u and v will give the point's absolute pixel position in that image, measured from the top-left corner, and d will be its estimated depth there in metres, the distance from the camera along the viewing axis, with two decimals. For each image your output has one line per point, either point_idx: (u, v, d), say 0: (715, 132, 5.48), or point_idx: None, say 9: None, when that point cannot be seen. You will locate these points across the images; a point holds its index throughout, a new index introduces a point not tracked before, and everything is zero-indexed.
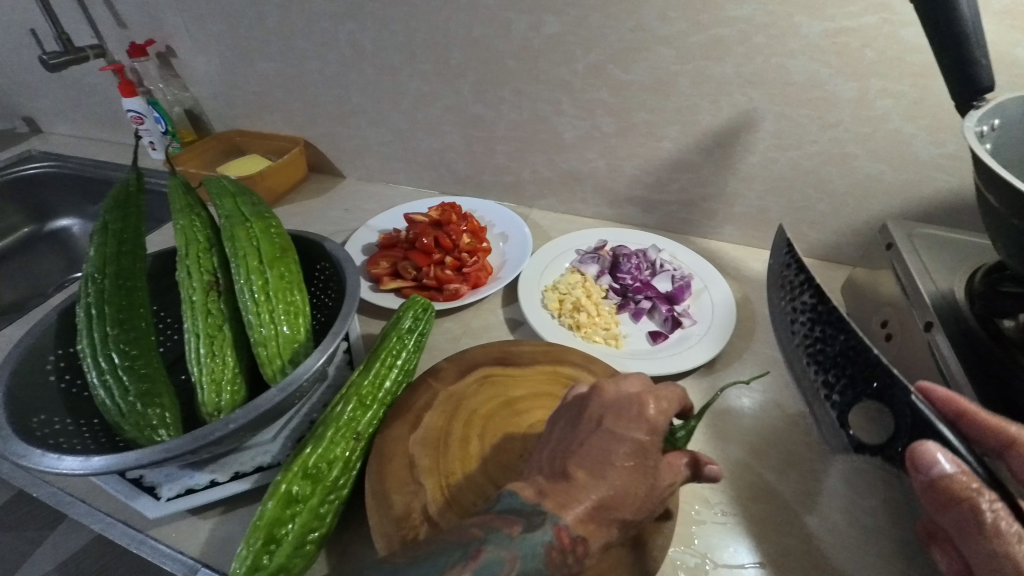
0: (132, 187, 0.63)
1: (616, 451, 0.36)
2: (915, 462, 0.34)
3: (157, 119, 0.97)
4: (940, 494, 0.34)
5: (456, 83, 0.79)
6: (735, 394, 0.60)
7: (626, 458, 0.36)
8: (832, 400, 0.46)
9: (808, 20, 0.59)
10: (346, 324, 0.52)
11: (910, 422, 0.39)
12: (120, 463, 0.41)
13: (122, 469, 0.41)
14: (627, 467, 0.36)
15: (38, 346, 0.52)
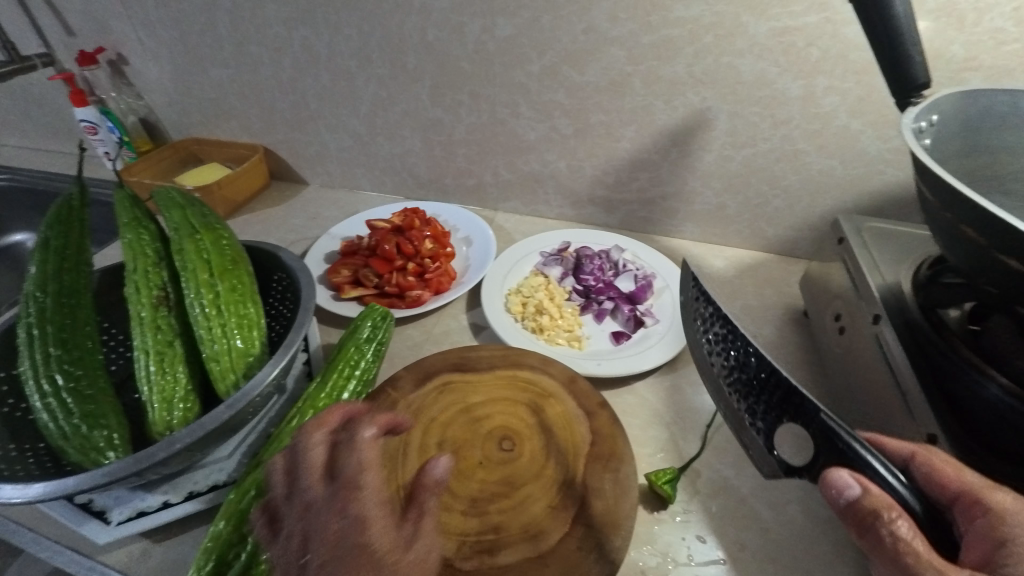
0: (75, 201, 0.61)
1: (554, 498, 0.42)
2: (827, 488, 0.33)
3: (112, 128, 0.93)
4: (855, 519, 0.32)
5: (413, 87, 0.79)
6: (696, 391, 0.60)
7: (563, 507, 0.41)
8: (756, 427, 0.40)
9: (754, 19, 0.60)
10: (298, 336, 0.51)
11: (828, 444, 0.35)
12: (59, 490, 0.40)
13: (61, 496, 0.40)
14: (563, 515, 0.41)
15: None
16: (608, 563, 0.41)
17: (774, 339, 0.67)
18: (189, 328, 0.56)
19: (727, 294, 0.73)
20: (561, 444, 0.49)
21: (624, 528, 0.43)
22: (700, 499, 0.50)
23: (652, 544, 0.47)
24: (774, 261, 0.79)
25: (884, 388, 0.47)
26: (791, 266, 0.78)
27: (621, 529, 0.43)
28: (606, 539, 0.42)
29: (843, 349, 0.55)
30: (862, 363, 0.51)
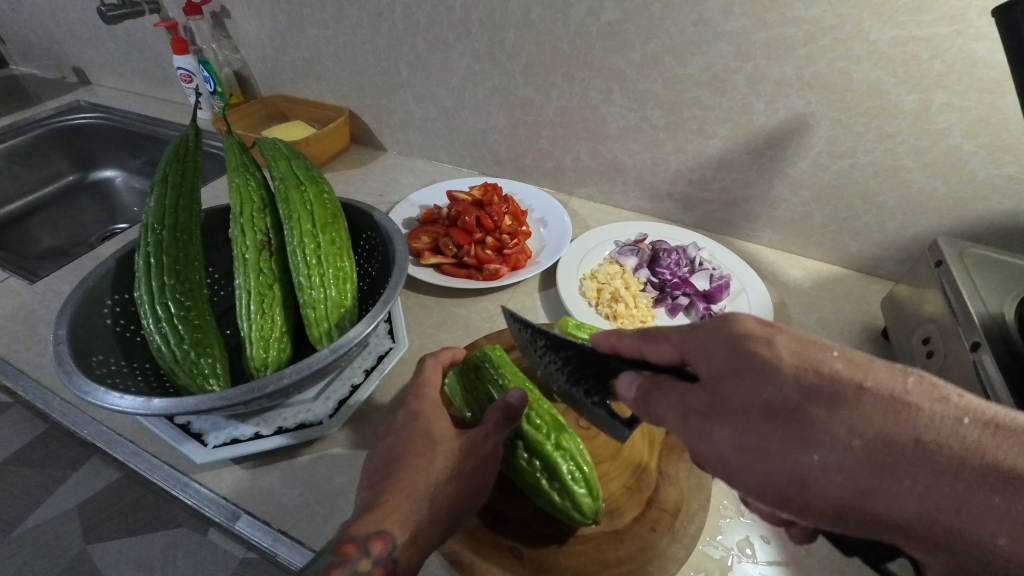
0: (191, 142, 0.65)
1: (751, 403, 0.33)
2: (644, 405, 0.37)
3: (207, 78, 0.97)
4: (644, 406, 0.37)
5: (508, 64, 0.79)
6: None
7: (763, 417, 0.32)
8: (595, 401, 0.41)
9: (878, 26, 0.58)
10: (396, 293, 0.53)
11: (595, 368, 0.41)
12: (177, 406, 0.43)
13: (178, 413, 0.43)
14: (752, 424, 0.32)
15: (97, 290, 0.54)
16: (680, 545, 0.42)
17: None
18: (287, 274, 0.59)
19: (802, 305, 0.72)
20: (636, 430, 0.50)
21: (697, 516, 0.44)
22: None
23: (716, 537, 0.48)
24: (853, 277, 0.78)
25: None
26: (872, 285, 0.76)
27: (694, 517, 0.44)
28: (679, 525, 0.43)
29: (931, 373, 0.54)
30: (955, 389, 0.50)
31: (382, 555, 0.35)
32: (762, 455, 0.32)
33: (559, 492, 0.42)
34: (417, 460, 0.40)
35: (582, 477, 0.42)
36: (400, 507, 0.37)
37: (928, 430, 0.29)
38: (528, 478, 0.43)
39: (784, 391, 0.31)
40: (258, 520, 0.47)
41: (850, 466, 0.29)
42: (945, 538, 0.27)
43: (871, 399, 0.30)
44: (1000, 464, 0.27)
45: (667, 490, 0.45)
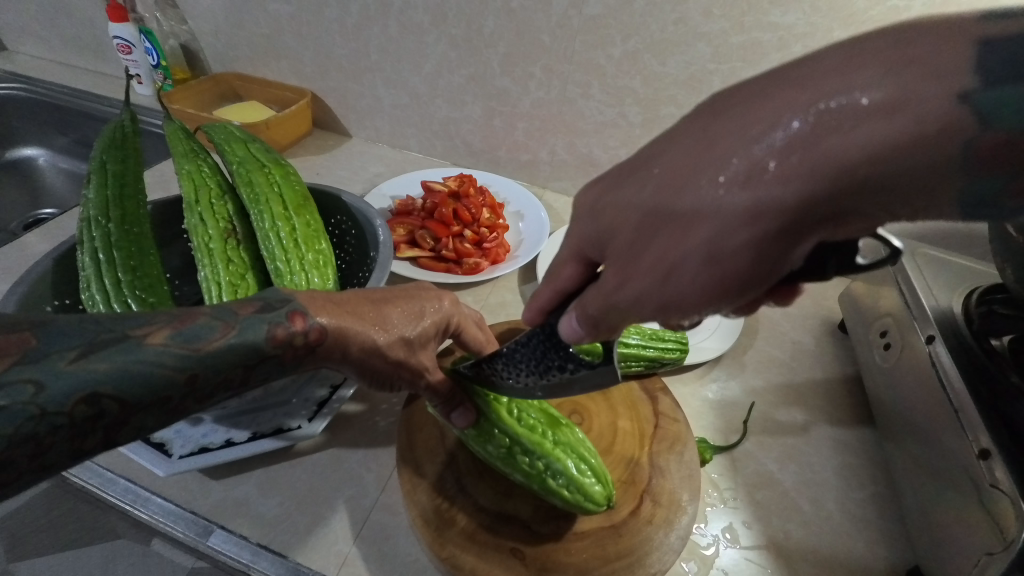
0: (127, 128, 0.59)
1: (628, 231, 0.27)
2: (589, 319, 0.31)
3: (149, 50, 0.89)
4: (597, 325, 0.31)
5: (485, 53, 0.77)
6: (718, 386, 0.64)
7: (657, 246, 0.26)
8: (572, 367, 0.37)
9: (846, 35, 0.62)
10: (386, 275, 0.53)
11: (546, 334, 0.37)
12: None
13: None
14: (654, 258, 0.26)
15: (35, 294, 0.47)
16: (674, 536, 0.43)
17: (812, 348, 0.69)
18: (259, 261, 0.55)
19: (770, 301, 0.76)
20: (626, 424, 0.51)
21: (688, 507, 0.45)
22: (747, 488, 0.54)
23: (702, 524, 0.51)
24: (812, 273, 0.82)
25: (933, 402, 0.50)
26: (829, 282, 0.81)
27: (686, 508, 0.45)
28: (673, 516, 0.44)
29: (888, 364, 0.58)
30: (910, 377, 0.54)
31: (302, 345, 0.34)
32: (674, 269, 0.25)
33: (570, 488, 0.42)
34: (398, 317, 0.41)
35: (589, 468, 0.43)
36: (350, 320, 0.38)
37: (746, 112, 0.23)
38: (536, 480, 0.42)
39: (631, 202, 0.26)
40: (233, 534, 0.44)
41: (723, 210, 0.23)
42: (842, 187, 0.21)
43: (689, 141, 0.24)
44: (817, 78, 0.21)
45: (658, 483, 0.46)
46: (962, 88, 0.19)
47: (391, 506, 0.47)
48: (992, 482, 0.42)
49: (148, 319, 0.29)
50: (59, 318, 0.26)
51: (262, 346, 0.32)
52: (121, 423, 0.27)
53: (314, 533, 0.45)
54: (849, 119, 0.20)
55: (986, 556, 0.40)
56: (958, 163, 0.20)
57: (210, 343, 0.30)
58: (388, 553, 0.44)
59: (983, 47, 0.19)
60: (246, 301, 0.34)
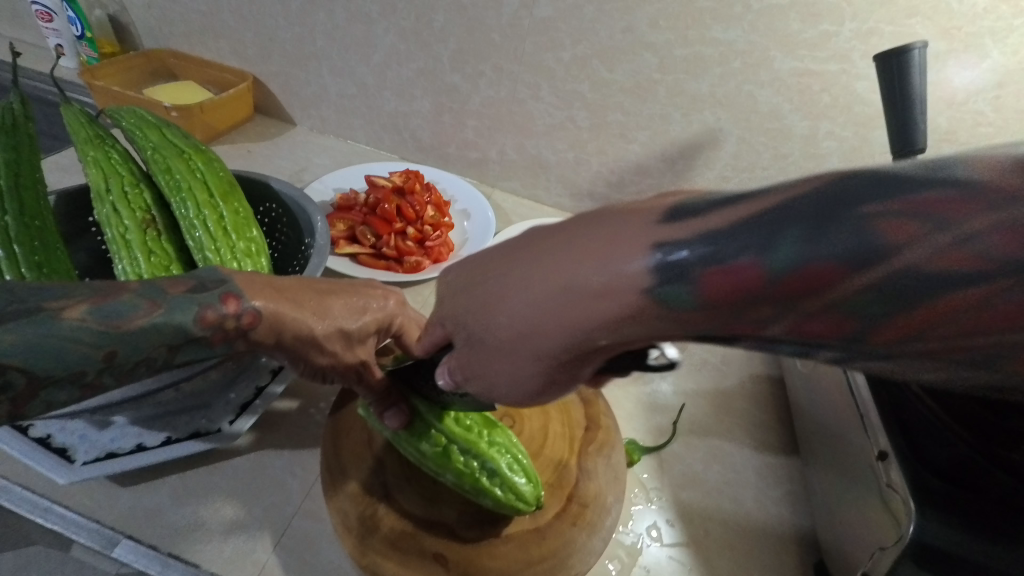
0: (17, 110, 0.53)
1: (458, 338, 0.33)
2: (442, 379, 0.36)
3: (72, 19, 0.81)
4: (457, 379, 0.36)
5: (435, 47, 0.76)
6: (655, 388, 0.66)
7: (475, 357, 0.32)
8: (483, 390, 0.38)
9: (781, 55, 0.65)
10: (324, 262, 0.52)
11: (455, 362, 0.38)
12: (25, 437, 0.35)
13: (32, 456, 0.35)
14: (472, 366, 0.32)
15: None
16: (597, 538, 0.44)
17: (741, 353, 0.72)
18: (184, 252, 0.52)
19: None
20: (559, 426, 0.51)
21: (613, 509, 0.46)
22: (673, 488, 0.56)
23: (628, 524, 0.52)
24: None
25: (844, 407, 0.53)
26: None
27: (610, 510, 0.46)
28: (598, 518, 0.45)
29: (807, 370, 0.62)
30: (826, 383, 0.58)
31: (234, 330, 0.33)
32: (492, 378, 0.32)
33: (502, 488, 0.42)
34: (340, 309, 0.39)
35: (522, 467, 0.43)
36: (285, 305, 0.36)
37: (523, 269, 0.28)
38: (468, 480, 0.42)
39: (460, 318, 0.32)
40: (141, 545, 0.42)
41: (516, 345, 0.29)
42: (587, 342, 0.27)
43: (492, 278, 0.30)
44: (561, 253, 0.27)
45: (585, 484, 0.47)
46: (637, 281, 0.24)
47: (315, 512, 0.45)
48: (887, 482, 0.44)
49: (64, 292, 0.28)
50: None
51: (190, 328, 0.31)
52: (29, 397, 0.26)
53: (231, 541, 0.43)
54: (578, 294, 0.26)
55: (880, 552, 0.44)
56: (664, 328, 0.25)
57: (132, 320, 0.29)
58: (310, 560, 0.43)
59: (657, 249, 0.24)
60: (178, 279, 0.32)
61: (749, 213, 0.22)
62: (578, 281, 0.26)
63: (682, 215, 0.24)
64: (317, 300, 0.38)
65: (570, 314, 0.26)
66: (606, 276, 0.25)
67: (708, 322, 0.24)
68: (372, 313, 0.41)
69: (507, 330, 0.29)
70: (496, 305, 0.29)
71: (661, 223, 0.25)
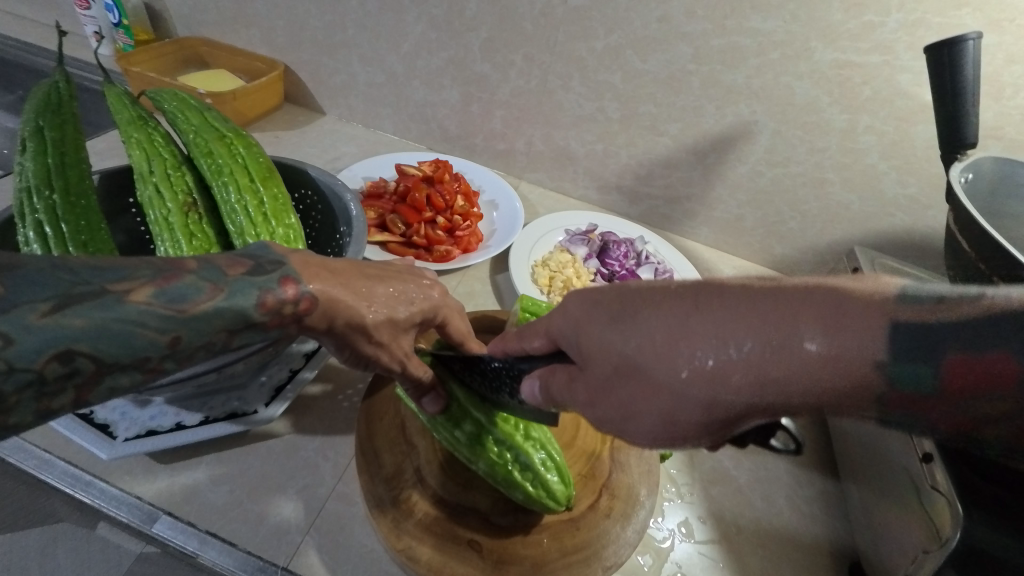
0: (62, 90, 0.53)
1: (599, 366, 0.31)
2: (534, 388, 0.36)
3: (108, 6, 0.82)
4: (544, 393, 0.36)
5: (466, 36, 0.76)
6: None
7: (624, 392, 0.30)
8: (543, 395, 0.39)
9: (822, 46, 0.63)
10: (362, 248, 0.51)
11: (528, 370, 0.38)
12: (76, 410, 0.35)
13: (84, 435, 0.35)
14: (615, 399, 0.31)
15: None
16: (631, 530, 0.44)
17: None
18: (223, 235, 0.52)
19: None
20: None
21: (646, 501, 0.46)
22: (703, 483, 0.55)
23: (658, 519, 0.52)
24: None
25: None
26: None
27: (643, 502, 0.45)
28: (631, 510, 0.45)
29: None
30: None
31: (290, 314, 0.32)
32: (637, 415, 0.31)
33: (533, 482, 0.42)
34: (390, 296, 0.38)
35: (555, 463, 0.43)
36: (340, 291, 0.35)
37: (723, 321, 0.26)
38: (500, 470, 0.42)
39: (619, 350, 0.30)
40: (180, 521, 0.42)
41: (690, 393, 0.27)
42: (772, 404, 0.26)
43: (677, 320, 0.28)
44: (781, 316, 0.25)
45: (617, 477, 0.47)
46: (871, 357, 0.23)
47: (347, 496, 0.46)
48: (931, 484, 0.43)
49: (130, 272, 0.27)
50: (31, 264, 0.24)
51: (250, 313, 0.30)
52: (96, 380, 0.26)
53: (267, 521, 0.43)
54: (799, 361, 0.24)
55: (923, 554, 0.42)
56: (865, 404, 0.24)
57: (196, 305, 0.28)
58: (343, 543, 0.43)
59: (894, 328, 0.23)
60: (236, 260, 0.31)
61: (976, 306, 0.23)
62: (789, 345, 0.25)
63: (911, 302, 0.24)
64: (367, 286, 0.37)
65: (767, 374, 0.25)
66: (821, 348, 0.24)
67: (916, 408, 0.23)
68: (418, 302, 0.41)
69: (689, 374, 0.27)
70: (674, 346, 0.28)
71: (894, 303, 0.24)
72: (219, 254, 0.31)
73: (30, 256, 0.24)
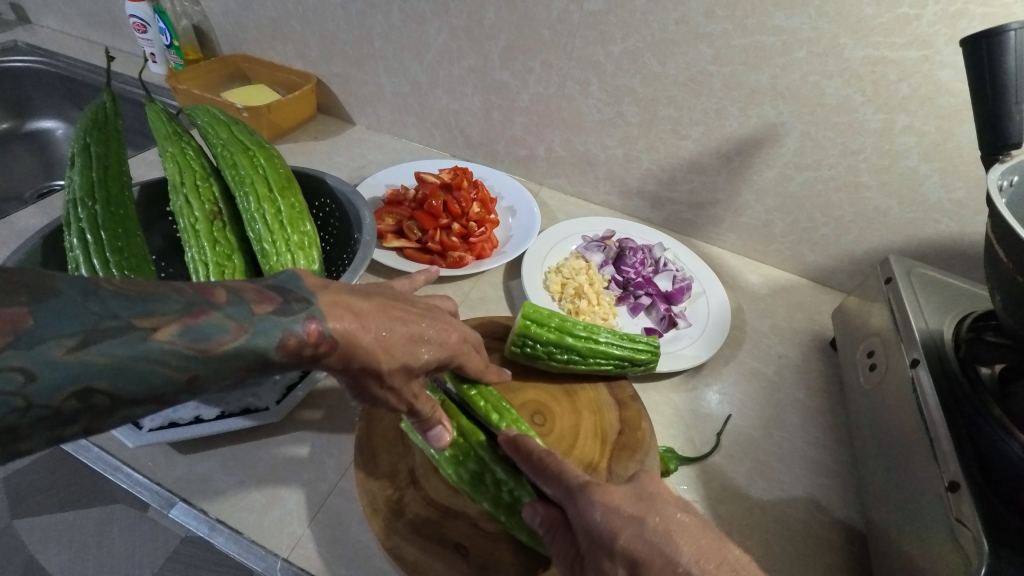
0: (108, 108, 0.59)
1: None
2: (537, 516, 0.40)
3: (162, 29, 0.90)
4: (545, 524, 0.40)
5: (486, 45, 0.77)
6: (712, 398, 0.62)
7: None
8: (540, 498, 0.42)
9: (852, 43, 0.60)
10: (369, 254, 0.53)
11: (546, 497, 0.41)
12: None
13: None
14: None
15: None
16: None
17: (796, 363, 0.68)
18: (244, 241, 0.56)
19: (758, 311, 0.74)
20: (589, 424, 0.50)
21: None
22: (710, 501, 0.53)
23: None
24: (809, 287, 0.79)
25: (910, 428, 0.48)
26: (823, 295, 0.78)
27: None
28: None
29: (870, 385, 0.57)
30: (890, 400, 0.53)
31: (309, 357, 0.32)
32: None
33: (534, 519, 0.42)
34: (410, 343, 0.37)
35: None
36: (362, 336, 0.34)
37: None
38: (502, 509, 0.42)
39: None
40: (195, 508, 0.46)
41: None
42: None
43: None
44: None
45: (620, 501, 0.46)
46: None
47: (347, 492, 0.47)
48: (958, 517, 0.40)
49: (157, 307, 0.27)
50: (62, 294, 0.25)
51: (270, 354, 0.30)
52: (111, 412, 0.26)
53: (272, 512, 0.46)
54: None
55: None
56: None
57: (220, 343, 0.28)
58: (340, 538, 0.44)
59: None
60: (265, 294, 0.31)
61: None
62: None
63: None
64: (387, 329, 0.36)
65: None
66: None
67: None
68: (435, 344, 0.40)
69: None
70: None
71: None
72: (250, 286, 0.31)
73: (64, 284, 0.25)
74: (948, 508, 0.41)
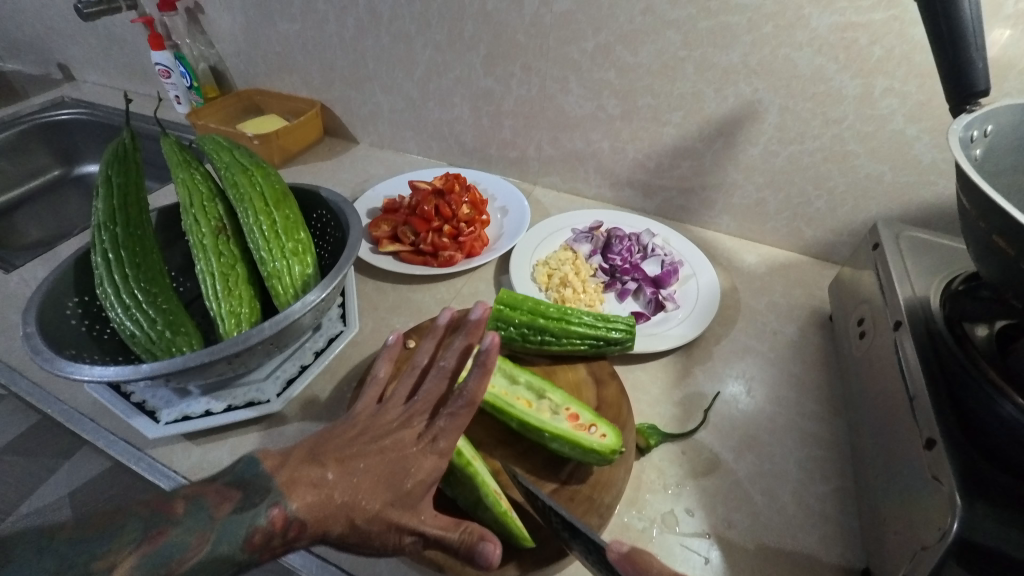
0: (128, 144, 0.66)
1: None
2: None
3: (183, 73, 1.00)
4: None
5: (468, 55, 0.81)
6: (712, 382, 0.62)
7: None
8: None
9: (817, 12, 0.59)
10: (354, 255, 0.57)
11: None
12: (133, 374, 0.45)
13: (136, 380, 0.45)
14: None
15: (58, 291, 0.54)
16: (596, 515, 0.45)
17: (793, 338, 0.67)
18: (247, 253, 0.61)
19: (754, 290, 0.73)
20: None
21: (614, 490, 0.47)
22: (696, 475, 0.53)
23: (642, 510, 0.50)
24: (810, 263, 0.78)
25: (896, 393, 0.47)
26: (824, 270, 0.77)
27: (611, 490, 0.47)
28: (598, 495, 0.47)
29: (862, 352, 0.55)
30: (880, 366, 0.51)
31: (280, 543, 0.33)
32: None
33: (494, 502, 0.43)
34: (379, 490, 0.37)
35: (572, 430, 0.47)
36: (325, 505, 0.35)
37: None
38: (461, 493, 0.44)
39: None
40: None
41: None
42: None
43: None
44: None
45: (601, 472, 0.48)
46: None
47: None
48: (933, 474, 0.39)
49: (113, 545, 0.28)
50: (18, 558, 0.26)
51: (236, 556, 0.31)
52: None
53: None
54: None
55: (921, 551, 0.38)
56: None
57: (181, 564, 0.29)
58: None
59: None
60: (226, 494, 0.32)
61: None
62: None
63: None
64: (351, 483, 0.36)
65: None
66: None
67: None
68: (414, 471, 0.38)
69: None
70: None
71: None
72: (211, 488, 0.33)
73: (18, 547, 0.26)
74: (920, 463, 0.41)
